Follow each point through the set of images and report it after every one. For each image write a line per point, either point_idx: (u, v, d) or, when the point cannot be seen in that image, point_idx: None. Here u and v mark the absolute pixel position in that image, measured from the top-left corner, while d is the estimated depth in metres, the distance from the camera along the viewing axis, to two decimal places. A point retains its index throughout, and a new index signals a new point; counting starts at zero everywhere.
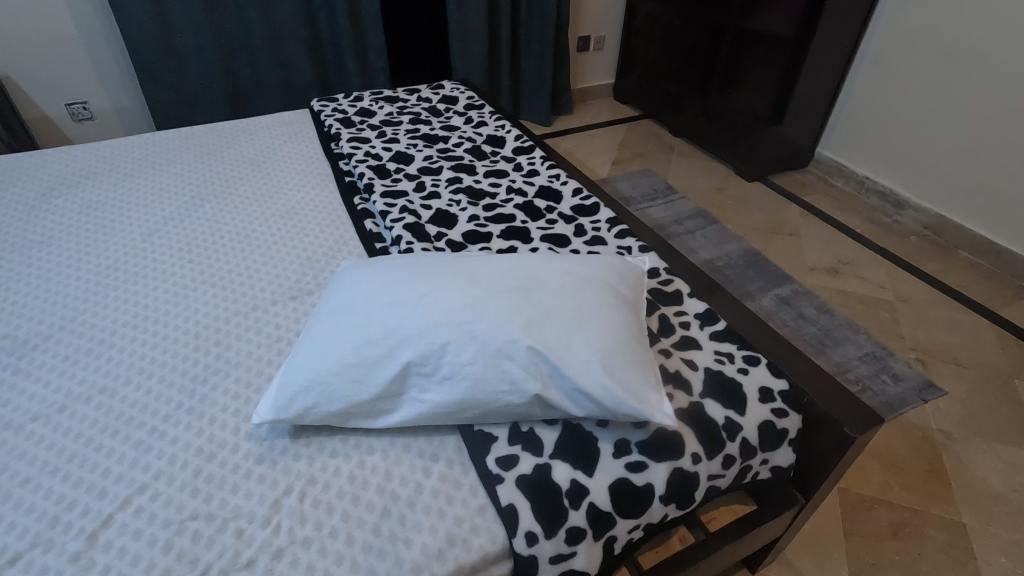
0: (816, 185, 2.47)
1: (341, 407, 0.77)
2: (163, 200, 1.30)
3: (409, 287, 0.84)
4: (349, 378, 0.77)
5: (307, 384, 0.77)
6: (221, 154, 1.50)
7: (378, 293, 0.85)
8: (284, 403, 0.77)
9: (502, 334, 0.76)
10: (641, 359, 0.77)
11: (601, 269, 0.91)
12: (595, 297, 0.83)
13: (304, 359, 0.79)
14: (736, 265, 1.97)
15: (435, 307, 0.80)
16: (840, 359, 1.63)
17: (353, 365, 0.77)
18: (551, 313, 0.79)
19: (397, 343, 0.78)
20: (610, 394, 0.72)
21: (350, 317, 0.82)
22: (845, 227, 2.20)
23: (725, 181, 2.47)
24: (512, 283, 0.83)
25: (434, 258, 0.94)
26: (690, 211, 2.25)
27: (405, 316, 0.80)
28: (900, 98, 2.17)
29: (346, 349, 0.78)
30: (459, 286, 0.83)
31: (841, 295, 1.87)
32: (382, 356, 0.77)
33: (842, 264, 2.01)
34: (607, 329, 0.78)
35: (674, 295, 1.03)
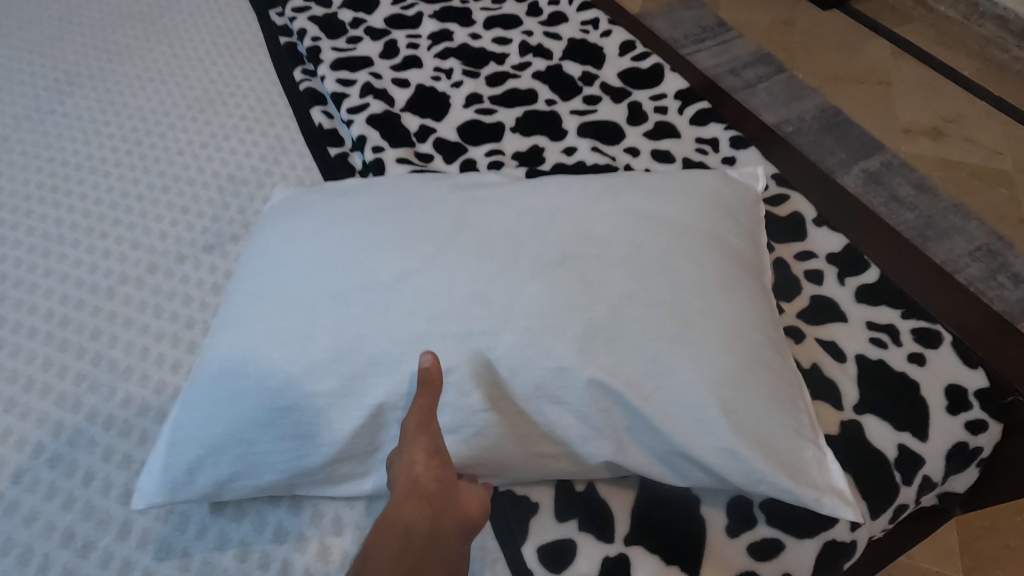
0: (912, 10, 1.90)
1: (282, 473, 0.47)
2: (9, 85, 0.87)
3: (373, 256, 0.49)
4: (283, 434, 0.46)
5: (212, 447, 0.46)
6: (95, 6, 1.01)
7: (318, 269, 0.49)
8: (182, 477, 0.47)
9: (543, 355, 0.43)
10: (786, 386, 0.45)
11: (697, 200, 0.53)
12: (700, 267, 0.47)
13: (200, 400, 0.47)
14: (812, 131, 1.54)
15: (420, 302, 0.45)
16: (945, 256, 1.29)
17: (286, 411, 0.45)
18: (628, 311, 0.44)
19: (360, 373, 0.45)
20: (738, 466, 0.41)
21: (274, 319, 0.48)
22: (949, 71, 1.70)
23: (793, 11, 1.91)
24: (550, 247, 0.47)
25: (415, 186, 0.56)
26: (749, 56, 1.74)
27: (371, 318, 0.46)
28: None
29: (268, 382, 0.46)
30: (459, 256, 0.47)
31: (944, 167, 1.47)
32: (335, 396, 0.45)
33: (946, 123, 1.57)
34: (727, 336, 0.44)
35: (794, 225, 0.66)
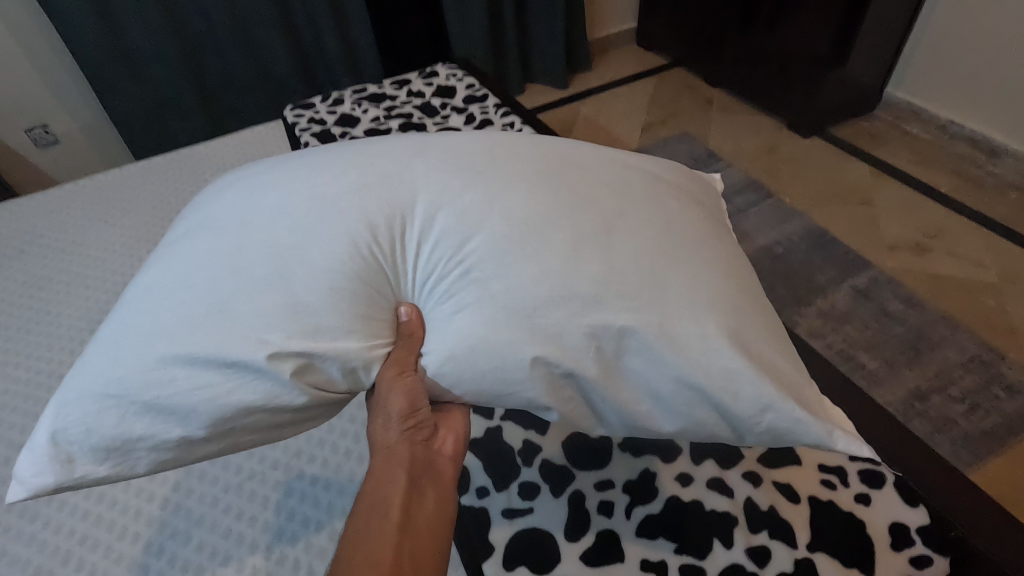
0: (887, 133, 2.09)
1: (212, 426, 0.51)
2: (115, 268, 1.09)
3: (330, 209, 0.57)
4: (211, 384, 0.50)
5: (119, 395, 0.50)
6: (183, 195, 1.26)
7: (261, 228, 0.56)
8: (93, 437, 0.50)
9: (538, 292, 0.52)
10: (755, 320, 0.55)
11: (608, 166, 0.63)
12: (638, 221, 0.57)
13: (108, 357, 0.52)
14: (801, 250, 1.68)
15: (370, 252, 0.55)
16: (940, 368, 1.36)
17: (229, 353, 0.49)
18: (585, 244, 0.54)
19: (304, 309, 0.51)
20: (729, 383, 0.51)
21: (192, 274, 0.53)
22: (927, 187, 1.85)
23: (777, 139, 2.12)
24: (524, 208, 0.56)
25: (330, 156, 0.63)
26: (738, 183, 1.94)
27: (317, 263, 0.53)
28: (1001, 15, 1.75)
29: (197, 325, 0.50)
30: (436, 212, 0.57)
31: (931, 280, 1.57)
32: (278, 335, 0.50)
33: (928, 237, 1.69)
34: (663, 273, 0.54)
35: None
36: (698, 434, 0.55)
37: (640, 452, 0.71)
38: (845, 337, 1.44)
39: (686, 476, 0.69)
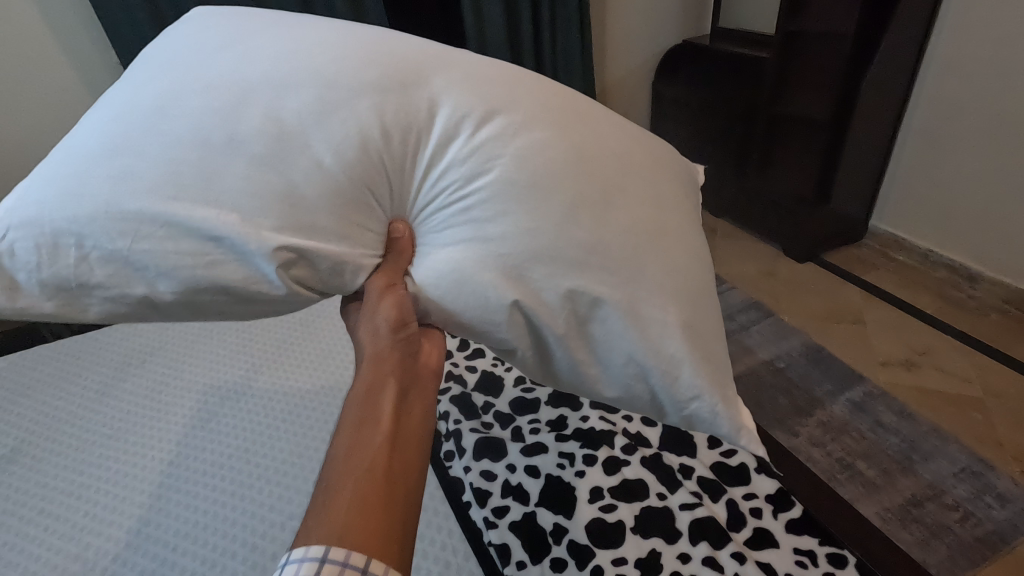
0: (874, 259, 2.34)
1: (177, 281, 0.64)
2: (220, 374, 1.35)
3: (330, 119, 0.68)
4: (193, 253, 0.63)
5: (86, 234, 0.63)
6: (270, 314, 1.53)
7: (262, 113, 0.67)
8: (60, 269, 0.64)
9: (519, 239, 0.69)
10: (676, 288, 0.75)
11: (588, 129, 0.78)
12: (624, 202, 0.75)
13: (83, 197, 0.64)
14: (800, 365, 1.86)
15: (374, 153, 0.69)
16: (933, 478, 1.48)
17: (219, 233, 0.62)
18: (568, 215, 0.71)
19: (295, 207, 0.65)
20: (659, 346, 0.73)
21: (170, 140, 0.65)
22: (914, 309, 2.06)
23: (775, 264, 2.39)
24: (523, 170, 0.71)
25: (329, 41, 0.75)
26: (742, 303, 2.17)
27: (309, 166, 0.66)
28: (960, 163, 2.05)
29: (179, 189, 0.63)
30: (461, 151, 0.72)
31: (920, 394, 1.73)
32: (276, 225, 0.64)
33: (917, 355, 1.87)
34: (625, 255, 0.73)
35: (741, 471, 0.97)
36: (629, 403, 0.78)
37: (648, 535, 0.88)
38: (844, 445, 1.59)
39: (681, 554, 0.85)
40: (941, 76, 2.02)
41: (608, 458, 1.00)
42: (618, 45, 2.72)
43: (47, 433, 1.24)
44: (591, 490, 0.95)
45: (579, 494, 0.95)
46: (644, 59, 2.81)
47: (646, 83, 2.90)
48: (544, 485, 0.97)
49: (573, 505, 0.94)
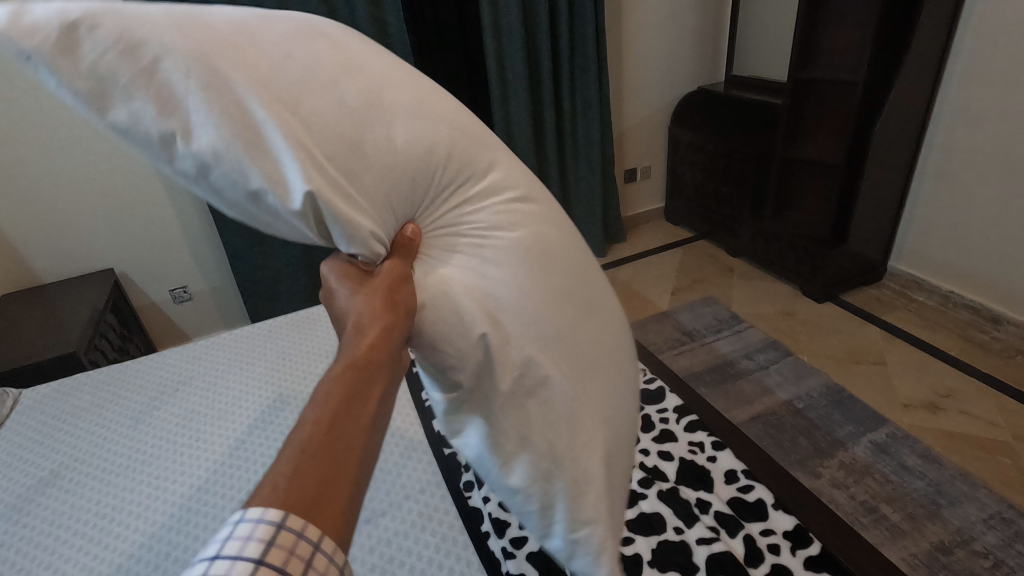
0: (895, 301, 2.33)
1: (204, 147, 0.52)
2: (248, 406, 1.39)
3: (413, 122, 0.63)
4: (245, 136, 0.53)
5: (148, 48, 0.51)
6: (298, 348, 1.58)
7: (364, 81, 0.61)
8: (89, 56, 0.50)
9: (512, 300, 0.66)
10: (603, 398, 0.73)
11: (574, 243, 0.77)
12: (596, 318, 0.76)
13: (167, 23, 0.53)
14: (820, 406, 1.85)
15: (433, 166, 0.63)
16: (961, 524, 1.44)
17: (276, 134, 0.53)
18: (557, 307, 0.70)
19: (352, 161, 0.58)
20: (576, 443, 0.69)
21: (280, 49, 0.58)
22: (936, 351, 2.04)
23: (794, 304, 2.39)
24: (535, 240, 0.70)
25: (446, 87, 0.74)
26: (760, 342, 2.17)
27: (377, 140, 0.60)
28: (976, 205, 2.07)
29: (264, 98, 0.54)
30: (500, 203, 0.69)
31: (944, 437, 1.70)
32: (328, 167, 0.56)
33: (940, 397, 1.84)
34: (587, 361, 0.72)
35: (758, 507, 0.97)
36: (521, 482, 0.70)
37: (664, 569, 0.88)
38: (867, 488, 1.56)
39: None
40: (953, 121, 2.06)
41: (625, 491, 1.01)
42: (634, 92, 2.83)
43: (82, 459, 1.29)
44: None
45: None
46: (660, 104, 2.91)
47: (662, 128, 3.00)
48: None
49: None
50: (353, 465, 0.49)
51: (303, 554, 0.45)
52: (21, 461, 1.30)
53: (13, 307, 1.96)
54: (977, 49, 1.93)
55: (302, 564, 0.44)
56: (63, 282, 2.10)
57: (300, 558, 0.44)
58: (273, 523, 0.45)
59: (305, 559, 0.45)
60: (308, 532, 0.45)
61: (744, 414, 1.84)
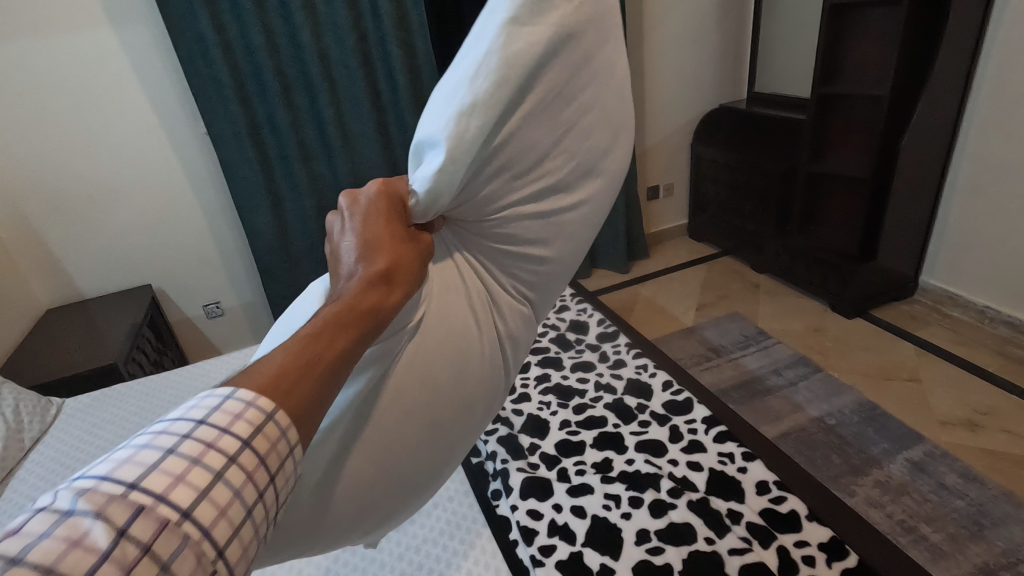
0: (928, 316, 2.28)
1: (496, 43, 0.47)
2: None
3: (546, 220, 0.58)
4: (500, 91, 0.48)
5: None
6: None
7: (566, 176, 0.57)
8: None
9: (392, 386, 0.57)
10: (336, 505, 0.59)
11: (473, 422, 0.68)
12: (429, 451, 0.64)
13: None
14: (853, 423, 1.81)
15: (502, 243, 0.60)
16: (1006, 545, 1.39)
17: (498, 111, 0.48)
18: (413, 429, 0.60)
19: (522, 147, 0.52)
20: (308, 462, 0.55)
21: (571, 118, 0.54)
22: (974, 367, 1.98)
23: (823, 320, 2.35)
24: (474, 375, 0.63)
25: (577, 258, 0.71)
26: (788, 358, 2.14)
27: (526, 176, 0.55)
28: (1009, 218, 2.03)
29: (550, 91, 0.51)
30: (510, 299, 0.65)
31: (985, 455, 1.65)
32: (509, 127, 0.50)
33: (979, 414, 1.79)
34: (389, 471, 0.60)
35: (791, 519, 0.95)
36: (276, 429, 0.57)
37: None
38: (905, 507, 1.51)
39: None
40: (983, 134, 2.03)
41: (654, 501, 1.01)
42: (657, 111, 2.86)
43: None
44: (638, 532, 0.96)
45: (625, 535, 0.95)
46: (682, 122, 2.93)
47: (684, 147, 3.02)
48: (591, 526, 0.98)
49: (620, 546, 0.94)
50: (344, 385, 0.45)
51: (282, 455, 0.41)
52: (63, 463, 1.35)
53: (56, 321, 2.03)
54: (1006, 62, 1.92)
55: (276, 464, 0.40)
56: (103, 298, 2.18)
57: (276, 458, 0.40)
58: (266, 412, 0.40)
59: (281, 460, 0.41)
60: (289, 434, 0.41)
61: (774, 431, 1.81)
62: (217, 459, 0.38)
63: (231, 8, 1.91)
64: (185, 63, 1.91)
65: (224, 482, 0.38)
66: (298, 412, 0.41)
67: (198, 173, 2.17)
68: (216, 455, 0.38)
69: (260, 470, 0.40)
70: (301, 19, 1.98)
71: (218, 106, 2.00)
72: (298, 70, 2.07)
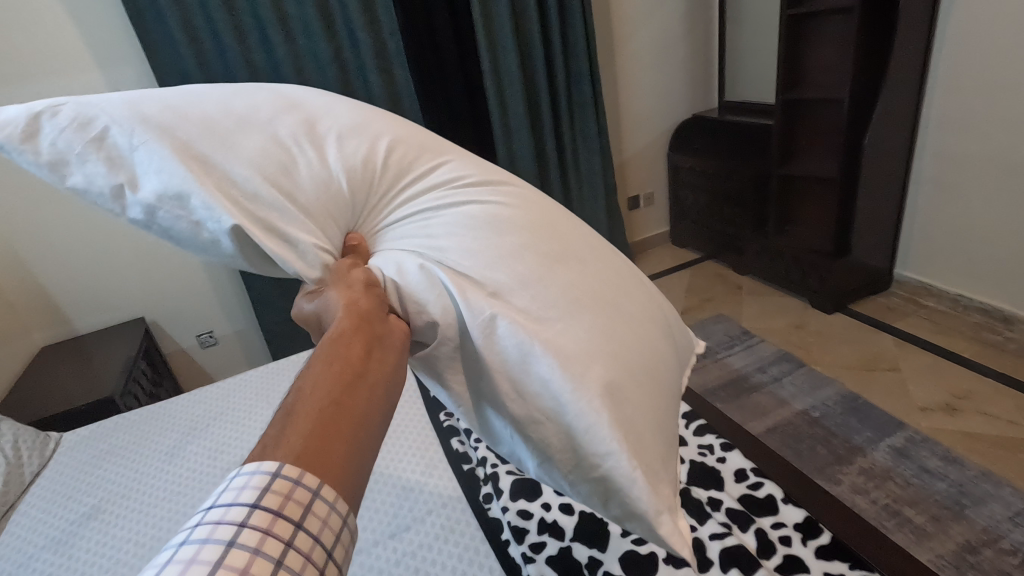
0: (905, 308, 2.34)
1: (148, 192, 0.60)
2: None
3: (333, 146, 0.66)
4: (183, 195, 0.59)
5: (112, 126, 0.61)
6: None
7: (310, 138, 0.66)
8: (66, 123, 0.60)
9: (510, 278, 0.64)
10: (647, 376, 0.67)
11: (563, 220, 0.75)
12: (588, 284, 0.68)
13: (136, 108, 0.62)
14: (836, 414, 1.85)
15: (356, 195, 0.66)
16: (986, 522, 1.43)
17: (200, 193, 0.58)
18: (535, 279, 0.64)
19: (242, 153, 0.62)
20: (578, 383, 0.60)
21: (232, 127, 0.63)
22: (950, 354, 2.04)
23: (804, 317, 2.41)
24: (508, 212, 0.69)
25: (429, 139, 0.75)
26: (773, 355, 2.19)
27: (300, 162, 0.64)
28: (973, 210, 2.11)
29: (192, 124, 0.62)
30: (430, 178, 0.70)
31: (964, 438, 1.70)
32: (237, 174, 0.61)
33: (957, 399, 1.84)
34: (581, 316, 0.64)
35: (768, 503, 1.00)
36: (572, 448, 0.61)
37: (680, 565, 0.91)
38: (889, 492, 1.55)
39: None
40: (942, 131, 2.12)
41: None
42: (632, 123, 2.94)
43: (120, 493, 1.36)
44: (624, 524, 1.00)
45: (612, 529, 0.99)
46: (658, 134, 3.03)
47: (661, 156, 3.11)
48: (579, 522, 1.02)
49: (607, 540, 0.98)
50: (351, 423, 0.47)
51: (301, 500, 0.42)
52: (64, 496, 1.38)
53: (52, 359, 2.06)
54: (954, 61, 2.01)
55: (299, 509, 0.42)
56: (97, 333, 2.21)
57: (299, 503, 0.42)
58: (269, 471, 0.43)
59: (303, 505, 0.42)
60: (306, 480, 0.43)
61: (761, 426, 1.85)
62: (229, 527, 0.41)
63: (215, 46, 1.98)
64: None
65: (237, 545, 0.40)
66: (308, 456, 0.44)
67: None
68: (225, 527, 0.41)
69: (280, 523, 0.42)
70: (282, 53, 2.06)
71: None
72: None
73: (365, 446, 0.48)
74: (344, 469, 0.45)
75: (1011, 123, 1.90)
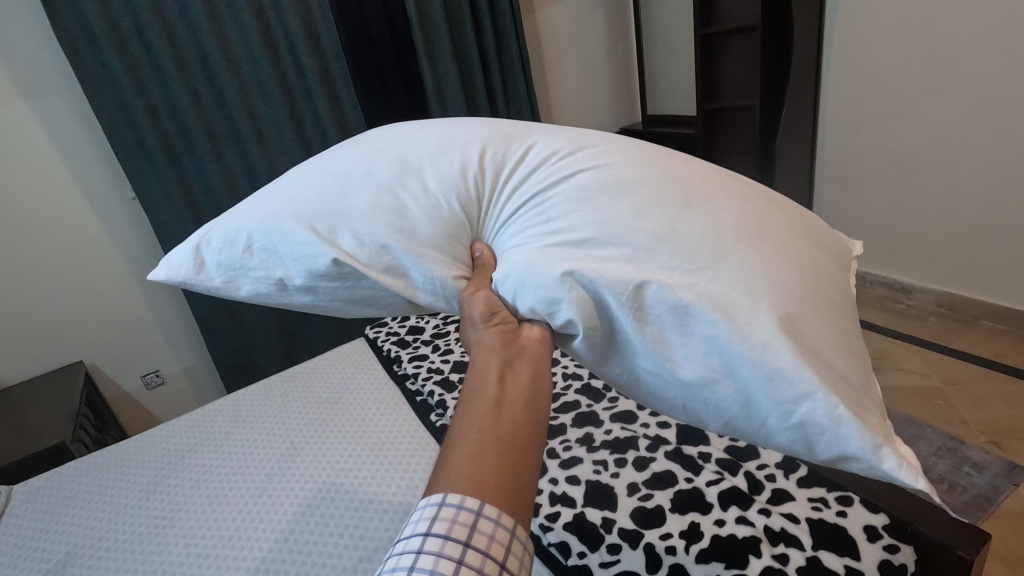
0: None
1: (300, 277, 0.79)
2: (262, 460, 1.44)
3: (428, 177, 0.79)
4: (328, 267, 0.76)
5: (255, 235, 0.80)
6: (301, 401, 1.65)
7: (410, 178, 0.79)
8: (224, 249, 0.82)
9: (644, 238, 0.70)
10: (813, 295, 0.71)
11: (685, 163, 0.79)
12: (732, 218, 0.73)
13: (263, 212, 0.81)
14: None
15: (466, 211, 0.77)
16: (917, 459, 1.65)
17: (344, 257, 0.74)
18: (676, 239, 0.70)
19: (356, 212, 0.77)
20: (748, 332, 0.65)
21: (343, 194, 0.78)
22: (867, 323, 2.32)
23: None
24: (617, 171, 0.76)
25: (507, 128, 0.85)
26: None
27: (410, 202, 0.77)
28: (869, 198, 2.43)
29: (311, 205, 0.79)
30: (526, 158, 0.80)
31: (887, 392, 1.94)
32: (362, 231, 0.75)
33: (878, 360, 2.10)
34: (736, 261, 0.69)
35: (750, 450, 1.13)
36: (757, 401, 0.67)
37: (685, 511, 1.00)
38: None
39: (716, 519, 0.98)
40: (837, 129, 2.43)
41: (637, 458, 1.14)
42: None
43: (97, 534, 1.29)
44: (628, 486, 1.08)
45: (618, 490, 1.08)
46: None
47: None
48: (587, 489, 1.09)
49: (615, 499, 1.06)
50: (502, 448, 0.61)
51: (466, 522, 0.56)
52: (31, 549, 1.28)
53: None
54: (840, 70, 2.32)
55: (464, 530, 0.56)
56: (29, 382, 2.05)
57: (464, 524, 0.56)
58: (436, 503, 0.59)
59: (466, 526, 0.56)
60: (467, 503, 0.57)
61: None
62: (414, 554, 0.57)
63: (155, 75, 1.94)
64: (108, 130, 1.91)
65: (418, 569, 0.56)
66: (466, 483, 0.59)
67: (126, 236, 2.12)
68: (409, 557, 0.57)
69: (450, 545, 0.56)
70: (225, 80, 2.04)
71: (148, 170, 2.00)
72: (226, 128, 2.11)
73: (514, 465, 0.61)
74: (497, 487, 0.59)
75: (894, 120, 2.23)
